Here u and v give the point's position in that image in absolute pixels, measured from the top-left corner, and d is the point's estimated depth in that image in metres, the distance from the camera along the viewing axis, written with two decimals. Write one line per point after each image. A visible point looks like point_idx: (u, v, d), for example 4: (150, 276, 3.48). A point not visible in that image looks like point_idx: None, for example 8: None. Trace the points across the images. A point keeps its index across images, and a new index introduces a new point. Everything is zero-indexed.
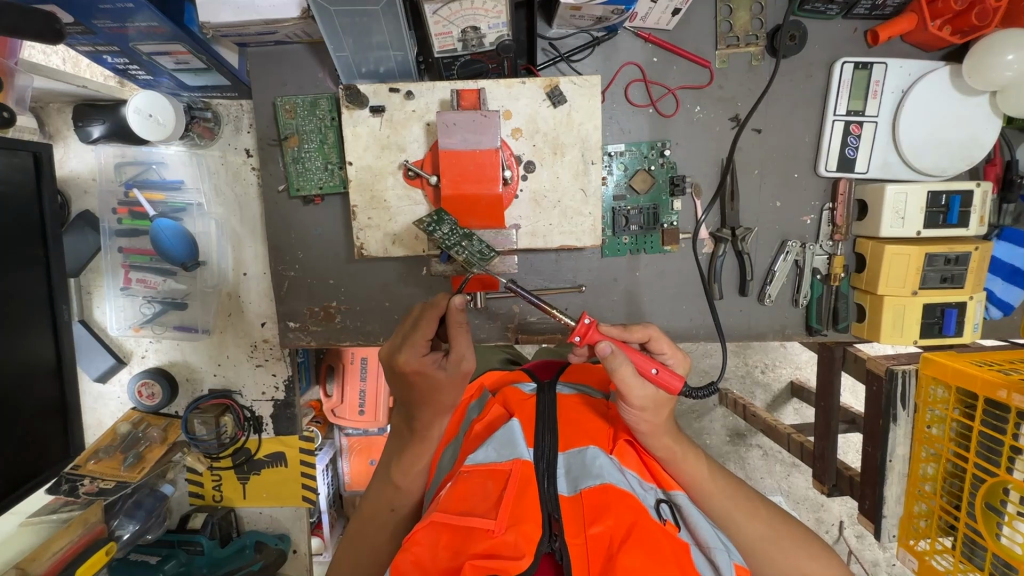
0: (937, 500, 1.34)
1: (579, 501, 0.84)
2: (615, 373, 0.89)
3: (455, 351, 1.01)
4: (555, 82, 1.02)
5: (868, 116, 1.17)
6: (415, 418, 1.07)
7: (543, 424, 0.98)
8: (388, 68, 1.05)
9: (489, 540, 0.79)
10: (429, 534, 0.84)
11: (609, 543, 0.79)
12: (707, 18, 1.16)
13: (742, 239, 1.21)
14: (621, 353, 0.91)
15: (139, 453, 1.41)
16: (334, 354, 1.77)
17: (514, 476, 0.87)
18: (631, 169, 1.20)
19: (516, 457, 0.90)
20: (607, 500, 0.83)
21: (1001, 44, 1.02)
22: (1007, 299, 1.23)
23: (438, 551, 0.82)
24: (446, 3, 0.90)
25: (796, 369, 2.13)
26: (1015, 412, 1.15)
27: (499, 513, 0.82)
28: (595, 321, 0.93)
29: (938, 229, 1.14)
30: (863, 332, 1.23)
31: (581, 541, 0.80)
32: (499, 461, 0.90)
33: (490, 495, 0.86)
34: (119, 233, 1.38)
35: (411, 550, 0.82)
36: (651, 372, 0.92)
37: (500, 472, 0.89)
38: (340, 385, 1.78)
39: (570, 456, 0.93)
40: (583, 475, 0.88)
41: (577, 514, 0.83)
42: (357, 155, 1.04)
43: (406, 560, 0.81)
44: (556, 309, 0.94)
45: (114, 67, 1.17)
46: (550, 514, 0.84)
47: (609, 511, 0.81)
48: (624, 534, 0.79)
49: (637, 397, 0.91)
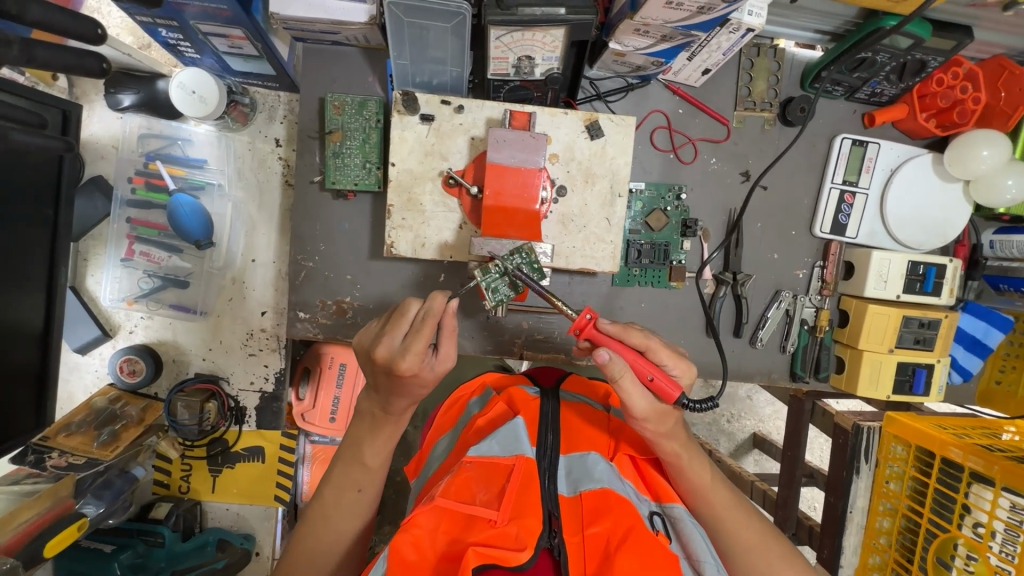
0: (891, 553, 1.43)
1: (579, 502, 0.89)
2: (615, 381, 0.90)
3: (447, 351, 0.93)
4: (594, 117, 1.10)
5: (861, 187, 1.30)
6: (390, 403, 0.94)
7: (545, 426, 1.03)
8: (440, 81, 1.11)
9: (490, 530, 0.82)
10: (429, 518, 0.85)
11: (606, 543, 0.83)
12: (730, 80, 1.28)
13: (741, 284, 1.31)
14: (620, 363, 0.91)
15: (114, 431, 1.32)
16: (312, 355, 1.54)
17: (516, 472, 0.91)
18: (648, 207, 1.29)
19: (519, 454, 0.94)
20: (607, 503, 0.87)
21: (977, 141, 1.18)
22: (968, 366, 1.36)
23: (439, 535, 0.84)
24: (509, 31, 0.97)
25: (759, 422, 2.23)
26: (968, 473, 1.25)
27: (501, 505, 0.86)
28: (595, 316, 0.95)
29: (916, 294, 1.26)
30: (841, 383, 1.33)
31: (578, 539, 0.84)
32: (502, 457, 0.94)
33: (491, 489, 0.90)
34: (131, 203, 1.36)
35: (410, 531, 0.83)
36: (647, 379, 0.93)
37: (502, 468, 0.93)
38: (312, 390, 1.52)
39: (571, 459, 0.99)
40: (584, 478, 0.93)
41: (576, 515, 0.88)
42: (400, 158, 1.07)
43: (405, 540, 0.82)
44: (561, 302, 0.95)
45: (164, 41, 1.18)
46: (550, 512, 0.88)
47: (608, 514, 0.85)
48: (621, 536, 0.83)
49: (637, 407, 0.93)
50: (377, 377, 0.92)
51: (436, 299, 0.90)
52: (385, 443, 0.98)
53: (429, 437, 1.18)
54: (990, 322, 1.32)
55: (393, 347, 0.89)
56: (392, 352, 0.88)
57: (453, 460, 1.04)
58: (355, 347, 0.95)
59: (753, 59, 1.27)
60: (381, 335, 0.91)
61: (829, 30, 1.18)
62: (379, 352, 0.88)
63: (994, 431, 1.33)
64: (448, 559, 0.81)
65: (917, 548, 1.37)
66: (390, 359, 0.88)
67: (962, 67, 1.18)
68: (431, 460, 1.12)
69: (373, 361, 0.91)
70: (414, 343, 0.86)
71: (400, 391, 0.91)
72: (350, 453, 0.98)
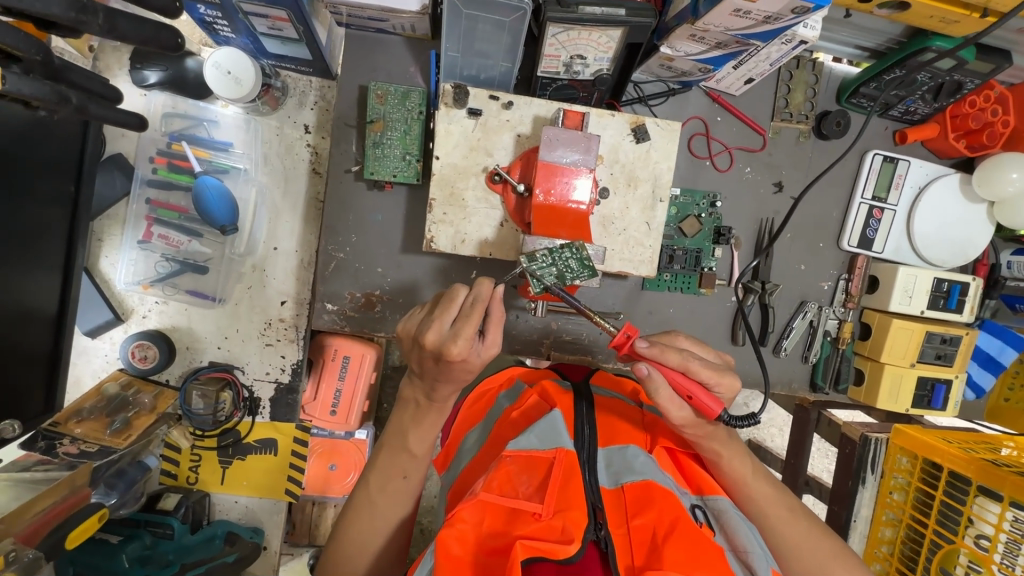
0: (893, 562, 1.43)
1: (621, 495, 0.89)
2: (652, 398, 0.88)
3: (494, 337, 0.87)
4: (641, 121, 1.10)
5: (889, 204, 1.33)
6: (435, 390, 0.91)
7: (581, 417, 1.00)
8: (488, 76, 1.10)
9: (536, 523, 0.82)
10: (474, 513, 0.83)
11: (653, 534, 0.82)
12: (769, 91, 1.29)
13: (769, 293, 1.32)
14: (659, 377, 0.87)
15: (127, 419, 1.28)
16: (315, 346, 1.48)
17: (557, 465, 0.88)
18: (682, 212, 1.29)
19: (559, 446, 0.92)
20: (650, 495, 0.86)
21: (1007, 163, 1.20)
22: (981, 383, 1.39)
23: (484, 528, 0.83)
24: (567, 29, 0.96)
25: (755, 428, 2.24)
26: (975, 486, 1.26)
27: (545, 498, 0.85)
28: (635, 334, 0.88)
29: (939, 311, 1.29)
30: (860, 396, 1.35)
31: (624, 531, 0.85)
32: (541, 449, 0.92)
33: (533, 482, 0.88)
34: (151, 183, 1.31)
35: (455, 526, 0.81)
36: (686, 396, 0.89)
37: (543, 460, 0.90)
38: (314, 382, 1.46)
39: (610, 451, 0.97)
40: (625, 471, 0.92)
41: (619, 507, 0.87)
42: (445, 151, 1.06)
43: (451, 535, 0.80)
44: (598, 315, 0.90)
45: (200, 17, 1.14)
46: (593, 504, 0.87)
47: (652, 506, 0.85)
48: (668, 528, 0.82)
49: (675, 417, 0.91)
50: (424, 365, 0.88)
51: (484, 284, 0.85)
52: (430, 429, 0.96)
53: (454, 431, 1.14)
54: (1005, 341, 1.36)
55: (442, 332, 0.83)
56: (441, 337, 0.83)
57: (489, 454, 1.01)
58: (401, 334, 0.91)
59: (792, 71, 1.28)
60: (429, 320, 0.86)
61: (871, 46, 1.20)
62: (428, 337, 0.83)
63: (995, 446, 1.36)
64: (495, 553, 0.80)
65: (919, 557, 1.37)
66: (439, 345, 0.83)
67: (994, 91, 1.20)
68: (461, 453, 1.09)
69: (421, 347, 0.86)
70: (464, 329, 0.81)
71: (446, 377, 0.87)
72: (394, 440, 0.97)
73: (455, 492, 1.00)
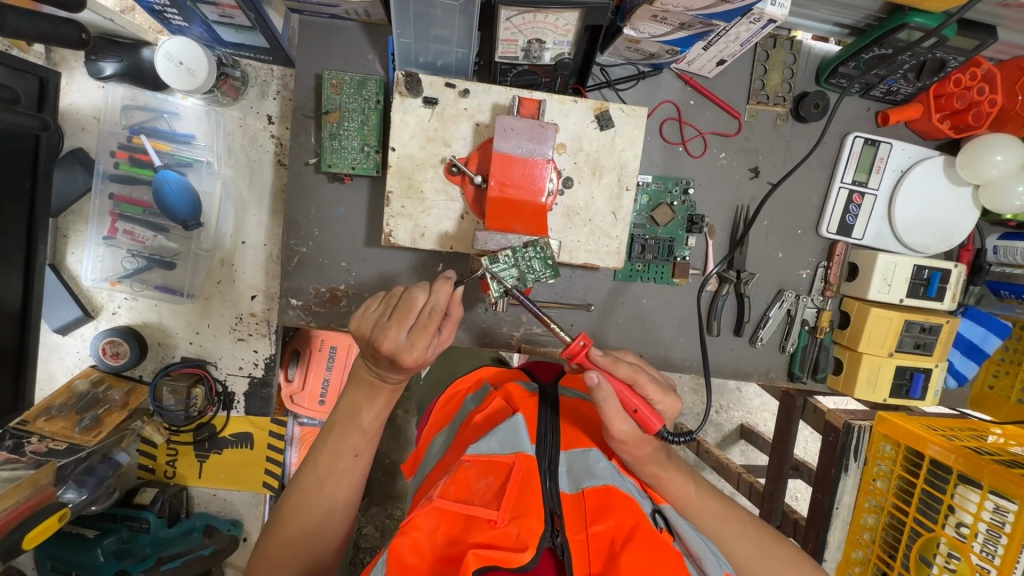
0: (874, 548, 1.33)
1: (580, 500, 0.82)
2: (598, 406, 0.88)
3: (448, 334, 0.92)
4: (605, 106, 1.05)
5: (870, 188, 1.28)
6: (381, 373, 0.91)
7: (544, 423, 0.95)
8: (445, 63, 1.06)
9: (491, 530, 0.75)
10: (429, 519, 0.76)
11: (611, 543, 0.76)
12: (744, 74, 1.25)
13: (745, 283, 1.29)
14: (608, 386, 0.88)
15: (97, 416, 1.29)
16: (301, 336, 1.49)
17: (516, 470, 0.82)
18: (655, 201, 1.25)
19: (519, 451, 0.85)
20: (609, 500, 0.80)
21: (992, 145, 1.15)
22: (964, 371, 1.37)
23: (439, 538, 0.75)
24: (521, 12, 0.91)
25: (746, 413, 2.22)
26: (955, 475, 1.17)
27: (501, 505, 0.78)
28: (588, 343, 0.90)
29: (918, 299, 1.26)
30: (838, 384, 1.32)
31: (582, 537, 0.77)
32: (501, 454, 0.85)
33: (491, 487, 0.81)
34: (114, 178, 1.27)
35: (409, 534, 0.74)
36: (631, 410, 0.90)
37: (501, 465, 0.84)
38: (302, 371, 1.48)
39: (572, 455, 0.92)
40: (585, 475, 0.86)
41: (578, 512, 0.80)
42: (401, 142, 1.02)
43: (403, 544, 0.73)
44: (554, 322, 0.92)
45: (149, 6, 1.10)
46: (551, 509, 0.80)
47: (611, 512, 0.79)
48: (626, 535, 0.76)
49: (617, 430, 0.90)
50: (378, 362, 0.89)
51: (442, 290, 0.87)
52: (383, 408, 0.94)
53: (425, 434, 1.10)
54: (989, 329, 1.33)
55: (398, 341, 0.84)
56: (397, 346, 0.84)
57: (451, 458, 0.95)
58: (354, 332, 0.89)
59: (769, 50, 1.23)
60: (386, 324, 0.85)
61: (850, 24, 1.14)
62: (384, 344, 0.84)
63: (981, 433, 1.29)
64: (449, 563, 0.72)
65: (900, 546, 1.27)
66: (395, 353, 0.84)
67: (980, 68, 1.15)
68: (428, 457, 1.04)
69: (375, 350, 0.86)
70: (421, 340, 0.84)
71: (395, 370, 0.89)
72: (344, 420, 0.93)
73: (417, 496, 0.94)
